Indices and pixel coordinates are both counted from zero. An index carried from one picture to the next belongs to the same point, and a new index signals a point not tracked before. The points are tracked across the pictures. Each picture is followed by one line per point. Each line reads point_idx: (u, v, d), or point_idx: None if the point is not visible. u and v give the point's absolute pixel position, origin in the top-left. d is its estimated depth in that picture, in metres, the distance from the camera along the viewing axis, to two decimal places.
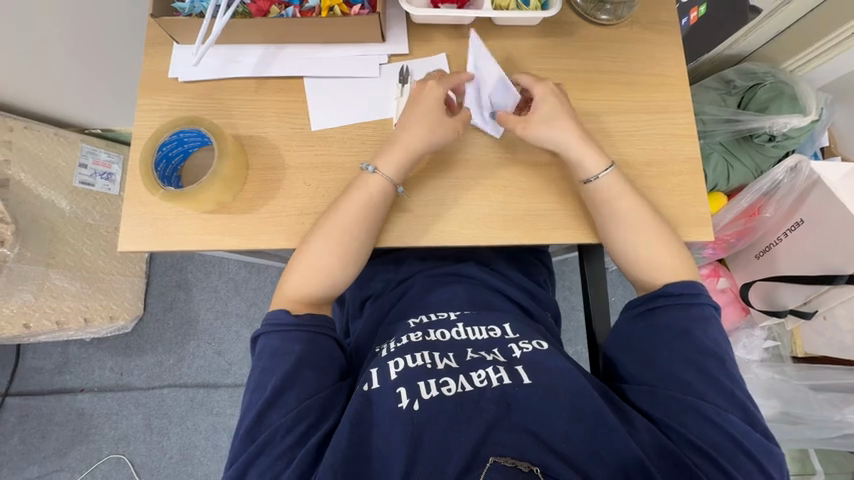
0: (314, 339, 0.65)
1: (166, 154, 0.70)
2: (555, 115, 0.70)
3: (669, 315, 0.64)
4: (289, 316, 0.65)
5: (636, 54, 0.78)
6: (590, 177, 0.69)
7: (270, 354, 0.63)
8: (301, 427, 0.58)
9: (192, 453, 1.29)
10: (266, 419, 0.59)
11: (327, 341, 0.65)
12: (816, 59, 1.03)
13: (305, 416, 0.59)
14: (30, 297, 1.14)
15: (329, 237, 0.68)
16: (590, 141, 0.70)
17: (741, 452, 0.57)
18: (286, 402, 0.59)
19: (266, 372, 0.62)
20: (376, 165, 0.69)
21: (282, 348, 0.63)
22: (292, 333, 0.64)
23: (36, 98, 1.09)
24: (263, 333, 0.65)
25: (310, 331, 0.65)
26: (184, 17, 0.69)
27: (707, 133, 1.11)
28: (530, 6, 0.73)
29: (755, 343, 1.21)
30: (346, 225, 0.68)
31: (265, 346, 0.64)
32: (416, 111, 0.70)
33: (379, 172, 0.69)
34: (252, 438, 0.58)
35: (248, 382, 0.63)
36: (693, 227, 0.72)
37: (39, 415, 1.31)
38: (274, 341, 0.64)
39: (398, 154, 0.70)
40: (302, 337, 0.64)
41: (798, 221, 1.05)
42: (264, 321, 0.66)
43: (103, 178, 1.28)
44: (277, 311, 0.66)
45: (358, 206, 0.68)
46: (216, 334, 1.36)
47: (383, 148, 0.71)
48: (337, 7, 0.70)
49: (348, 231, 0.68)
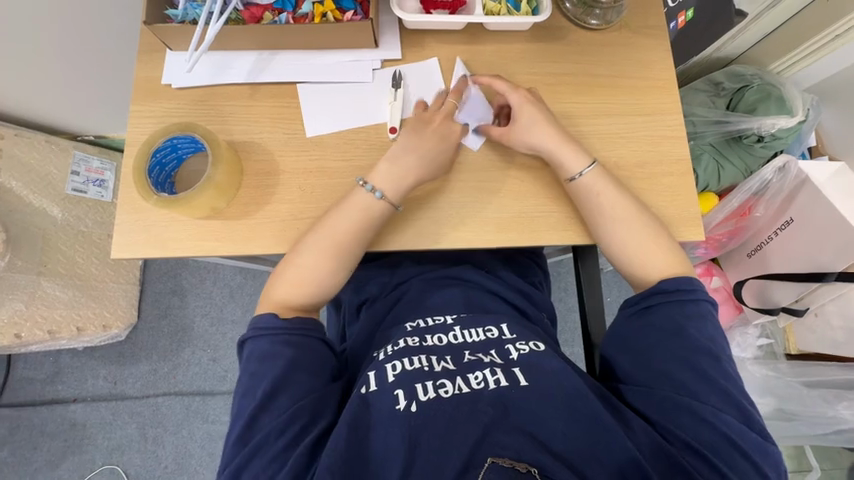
0: (305, 343, 0.65)
1: (160, 161, 0.70)
2: (537, 123, 0.71)
3: (663, 313, 0.65)
4: (279, 319, 0.65)
5: (627, 58, 0.79)
6: (573, 176, 0.70)
7: (259, 359, 0.63)
8: (293, 428, 0.58)
9: (187, 462, 1.28)
10: (259, 422, 0.59)
11: (314, 340, 0.66)
12: (801, 61, 1.05)
13: (298, 417, 0.59)
14: (21, 306, 1.14)
15: (320, 252, 0.68)
16: (572, 143, 0.72)
17: (737, 451, 0.57)
18: (278, 405, 0.59)
19: (257, 375, 0.62)
20: (383, 190, 0.69)
21: (271, 352, 0.63)
22: (282, 337, 0.64)
23: (27, 106, 1.09)
24: (252, 338, 0.65)
25: (300, 335, 0.65)
26: (178, 24, 0.70)
27: (697, 135, 1.12)
28: (520, 12, 0.74)
29: (748, 341, 1.22)
30: (341, 243, 0.68)
31: (253, 352, 0.64)
32: (422, 140, 0.71)
33: (387, 198, 0.69)
34: (245, 441, 0.58)
35: (237, 389, 0.63)
36: (685, 227, 0.73)
37: (30, 426, 1.30)
38: (263, 345, 0.64)
39: (400, 176, 0.70)
40: (292, 343, 0.64)
41: (787, 220, 1.07)
42: (251, 326, 0.66)
43: (95, 185, 1.27)
44: (266, 316, 0.66)
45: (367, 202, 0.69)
46: (210, 341, 1.35)
47: (378, 165, 0.71)
48: (329, 13, 0.71)
49: (335, 245, 0.68)
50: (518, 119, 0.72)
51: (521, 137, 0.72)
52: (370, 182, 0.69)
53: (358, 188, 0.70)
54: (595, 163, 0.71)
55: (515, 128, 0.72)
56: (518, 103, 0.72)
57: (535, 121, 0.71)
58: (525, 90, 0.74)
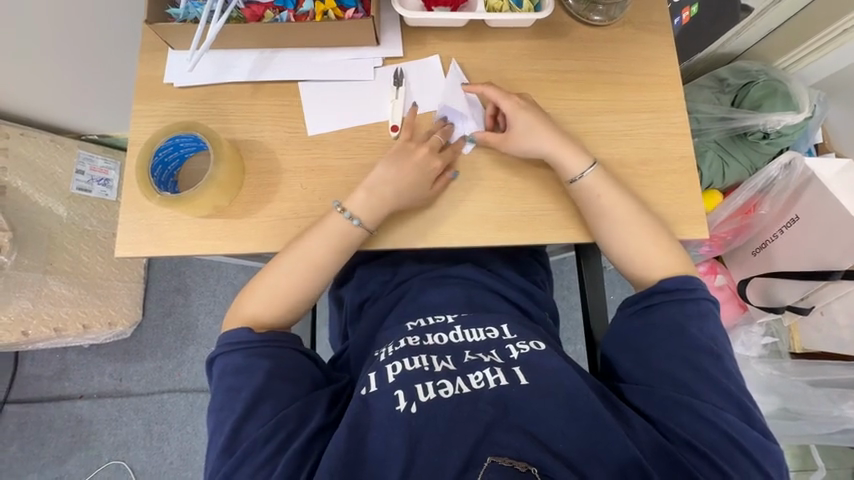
0: (281, 354, 0.65)
1: (162, 160, 0.70)
2: (532, 127, 0.71)
3: (665, 313, 0.65)
4: (252, 334, 0.65)
5: (630, 55, 0.78)
6: (575, 177, 0.70)
7: (234, 372, 0.63)
8: (280, 436, 0.58)
9: (192, 458, 1.29)
10: (243, 431, 0.59)
11: (292, 352, 0.66)
12: (808, 56, 1.04)
13: (284, 425, 0.59)
14: (28, 304, 1.15)
15: (295, 272, 0.69)
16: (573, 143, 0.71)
17: (739, 450, 0.57)
18: (261, 414, 0.60)
19: (235, 387, 0.62)
20: (360, 217, 0.69)
21: (245, 366, 0.63)
22: (258, 350, 0.64)
23: (34, 105, 1.10)
24: (222, 354, 0.65)
25: (275, 348, 0.65)
26: (179, 23, 0.70)
27: (701, 131, 1.11)
28: (523, 8, 0.74)
29: (753, 340, 1.21)
30: (319, 264, 0.70)
31: (226, 365, 0.64)
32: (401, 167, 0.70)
33: (364, 225, 0.70)
34: (231, 451, 0.58)
35: (212, 404, 0.63)
36: (688, 225, 0.73)
37: (37, 422, 1.31)
38: (237, 358, 0.64)
39: (385, 180, 0.70)
40: (266, 353, 0.64)
41: (793, 218, 1.06)
42: (222, 343, 0.66)
43: (100, 184, 1.28)
44: (239, 330, 0.66)
45: (370, 198, 0.70)
46: (215, 338, 1.36)
47: (356, 193, 0.70)
48: (331, 11, 0.71)
49: (312, 269, 0.70)
50: (514, 122, 0.72)
51: (522, 142, 0.71)
52: (347, 209, 0.69)
53: (336, 213, 0.69)
54: (596, 164, 0.71)
55: (513, 133, 0.72)
56: (514, 108, 0.72)
57: (528, 120, 0.71)
58: (518, 97, 0.74)
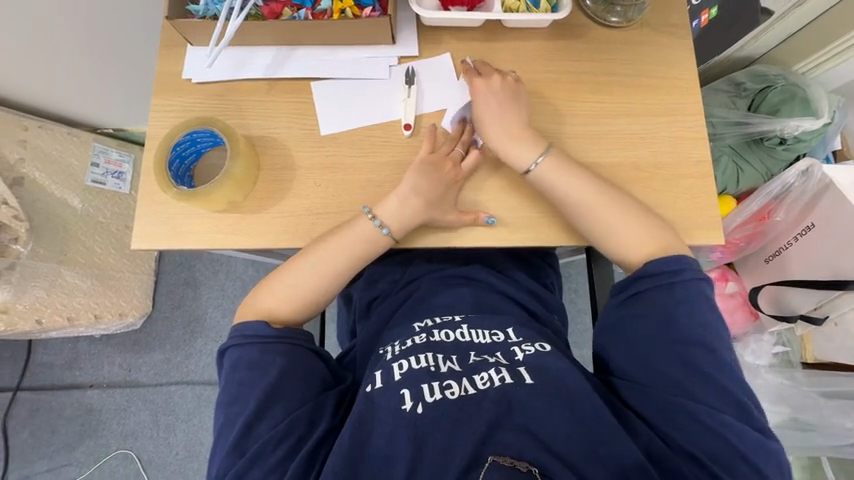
0: (292, 351, 0.65)
1: (179, 154, 0.70)
2: (504, 140, 0.71)
3: (650, 299, 0.63)
4: (268, 328, 0.66)
5: (648, 57, 0.78)
6: (528, 167, 0.70)
7: (248, 366, 0.63)
8: (290, 440, 0.59)
9: (197, 450, 1.30)
10: (254, 431, 0.60)
11: (302, 351, 0.66)
12: (826, 62, 1.03)
13: (294, 428, 0.60)
14: (42, 293, 1.16)
15: (319, 274, 0.71)
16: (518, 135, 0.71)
17: (739, 457, 0.57)
18: (272, 416, 0.60)
19: (246, 383, 0.62)
20: (390, 227, 0.70)
21: (261, 361, 0.63)
22: (273, 346, 0.65)
23: (53, 98, 1.12)
24: (237, 345, 0.65)
25: (288, 343, 0.65)
26: (198, 20, 0.70)
27: (716, 136, 1.10)
28: (540, 8, 0.73)
29: (763, 349, 1.20)
30: (342, 267, 0.71)
31: (241, 358, 0.64)
32: (426, 178, 0.70)
33: (392, 234, 0.71)
34: (240, 451, 0.59)
35: (222, 397, 0.64)
36: (704, 230, 0.72)
37: (48, 410, 1.33)
38: (253, 353, 0.64)
39: (404, 193, 0.70)
40: (281, 350, 0.64)
41: (809, 226, 1.04)
42: (237, 333, 0.66)
43: (114, 177, 1.29)
44: (255, 324, 0.66)
45: (419, 217, 0.70)
46: (223, 331, 1.36)
47: (388, 198, 0.70)
48: (348, 9, 0.71)
49: (337, 273, 0.71)
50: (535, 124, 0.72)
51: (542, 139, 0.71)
52: (377, 217, 0.70)
53: (366, 218, 0.70)
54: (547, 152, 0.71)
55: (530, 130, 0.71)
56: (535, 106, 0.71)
57: (506, 122, 0.71)
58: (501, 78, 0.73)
